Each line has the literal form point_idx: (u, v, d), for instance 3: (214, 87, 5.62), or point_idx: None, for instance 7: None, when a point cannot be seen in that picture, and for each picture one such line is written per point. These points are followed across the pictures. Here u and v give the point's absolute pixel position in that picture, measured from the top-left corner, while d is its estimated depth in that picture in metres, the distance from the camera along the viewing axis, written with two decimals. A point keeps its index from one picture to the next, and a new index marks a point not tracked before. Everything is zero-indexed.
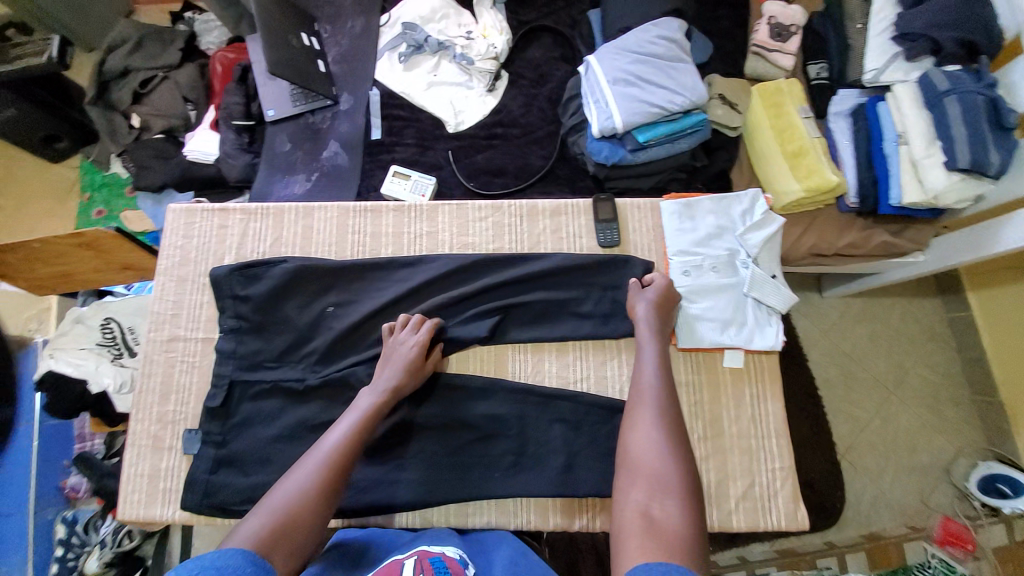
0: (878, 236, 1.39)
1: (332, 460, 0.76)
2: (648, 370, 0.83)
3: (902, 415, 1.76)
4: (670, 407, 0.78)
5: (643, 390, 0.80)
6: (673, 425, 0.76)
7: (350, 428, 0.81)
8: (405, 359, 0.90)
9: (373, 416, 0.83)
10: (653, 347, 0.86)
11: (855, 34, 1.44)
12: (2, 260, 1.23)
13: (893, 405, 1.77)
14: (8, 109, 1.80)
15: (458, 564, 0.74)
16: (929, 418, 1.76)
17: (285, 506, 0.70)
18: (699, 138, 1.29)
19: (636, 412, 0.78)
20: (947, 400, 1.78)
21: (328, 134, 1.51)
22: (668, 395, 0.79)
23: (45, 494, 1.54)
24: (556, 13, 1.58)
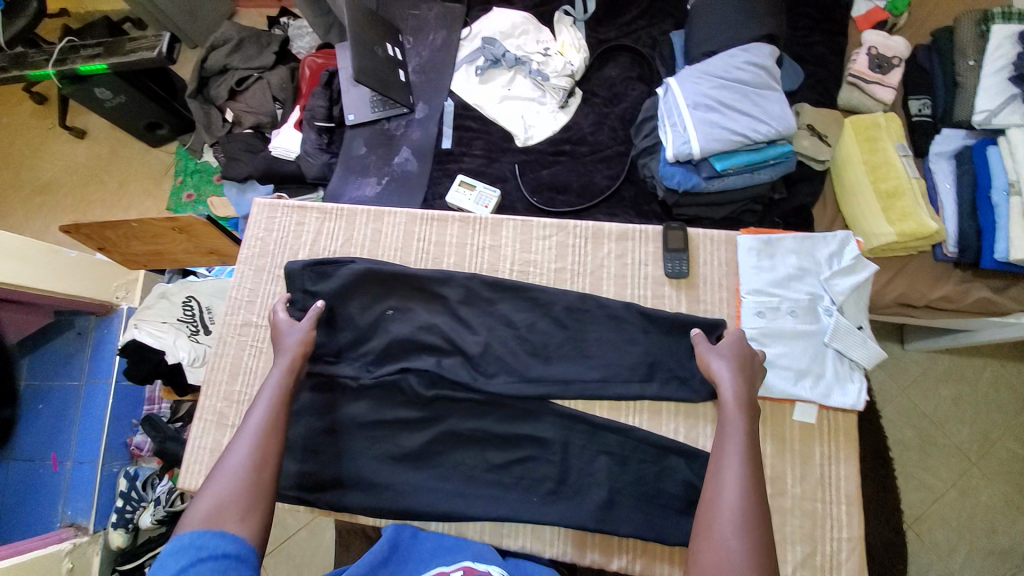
0: (977, 292, 1.24)
1: (261, 440, 0.83)
2: (733, 454, 0.73)
3: (983, 490, 1.56)
4: (758, 506, 0.69)
5: (722, 481, 0.71)
6: (753, 506, 0.68)
7: (265, 408, 0.87)
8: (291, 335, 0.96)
9: (284, 392, 0.89)
10: (739, 426, 0.76)
11: (967, 72, 1.30)
12: (104, 236, 1.33)
13: (975, 479, 1.57)
14: (120, 96, 2.00)
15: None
16: (1014, 498, 1.55)
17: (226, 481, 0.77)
18: (782, 170, 1.22)
19: (710, 501, 0.70)
20: None
21: (401, 140, 1.56)
22: (753, 488, 0.70)
23: (114, 448, 1.68)
24: (636, 33, 1.56)
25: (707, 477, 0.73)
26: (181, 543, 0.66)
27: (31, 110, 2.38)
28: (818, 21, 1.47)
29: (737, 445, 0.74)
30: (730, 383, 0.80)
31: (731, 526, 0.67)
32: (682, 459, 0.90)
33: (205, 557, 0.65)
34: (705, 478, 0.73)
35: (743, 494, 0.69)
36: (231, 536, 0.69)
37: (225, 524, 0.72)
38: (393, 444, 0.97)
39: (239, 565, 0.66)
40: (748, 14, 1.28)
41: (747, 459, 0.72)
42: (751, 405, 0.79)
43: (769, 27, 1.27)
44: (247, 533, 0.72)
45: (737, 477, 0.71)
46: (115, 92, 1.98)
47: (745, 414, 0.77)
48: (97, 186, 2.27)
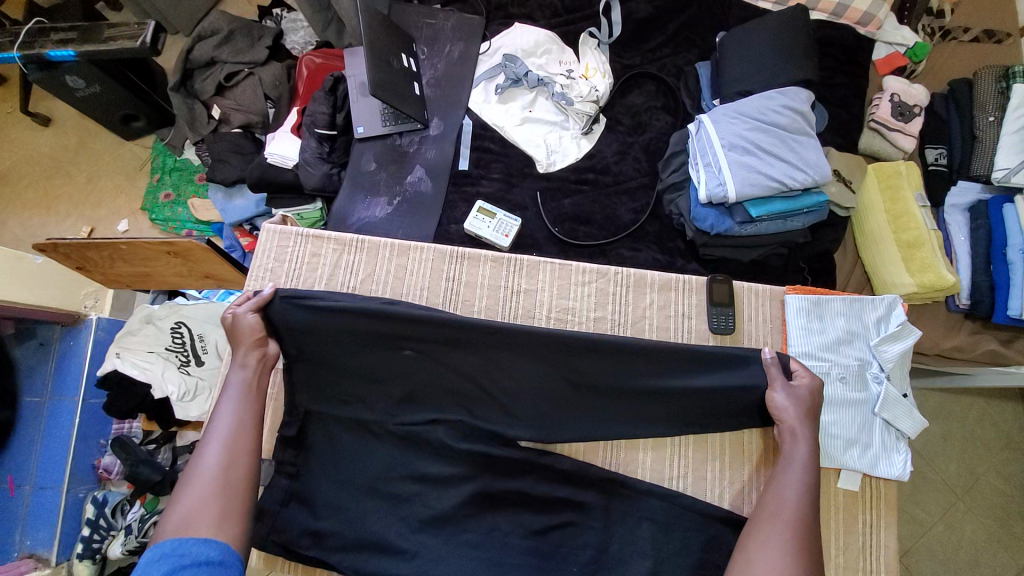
0: (986, 343, 1.27)
1: (230, 445, 0.79)
2: (792, 486, 0.79)
3: (968, 524, 1.60)
4: (809, 538, 0.75)
5: (780, 510, 0.77)
6: (808, 550, 0.73)
7: (231, 410, 0.83)
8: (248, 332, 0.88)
9: (250, 389, 0.85)
10: (802, 462, 0.81)
11: (986, 126, 1.33)
12: (85, 256, 1.21)
13: (959, 512, 1.61)
14: (94, 85, 1.80)
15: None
16: (994, 530, 1.60)
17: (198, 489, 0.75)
18: (814, 218, 1.21)
19: (765, 526, 0.77)
20: (1018, 516, 1.61)
21: (414, 158, 1.47)
22: (808, 521, 0.76)
23: (80, 472, 1.52)
24: (660, 61, 1.51)
25: (764, 503, 0.80)
26: (161, 552, 0.68)
27: None
28: (841, 62, 1.45)
29: (797, 479, 0.79)
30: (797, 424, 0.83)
31: (781, 552, 0.73)
32: (728, 527, 0.87)
33: (187, 565, 0.68)
34: (761, 503, 0.80)
35: (793, 524, 0.76)
36: (211, 543, 0.71)
37: (201, 528, 0.73)
38: (421, 505, 0.89)
39: (222, 571, 0.70)
40: (783, 55, 1.27)
41: (804, 489, 0.79)
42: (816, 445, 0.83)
43: (806, 71, 1.25)
44: (227, 530, 0.74)
45: (792, 508, 0.77)
46: (89, 81, 1.79)
47: (812, 453, 0.82)
48: (62, 180, 2.06)
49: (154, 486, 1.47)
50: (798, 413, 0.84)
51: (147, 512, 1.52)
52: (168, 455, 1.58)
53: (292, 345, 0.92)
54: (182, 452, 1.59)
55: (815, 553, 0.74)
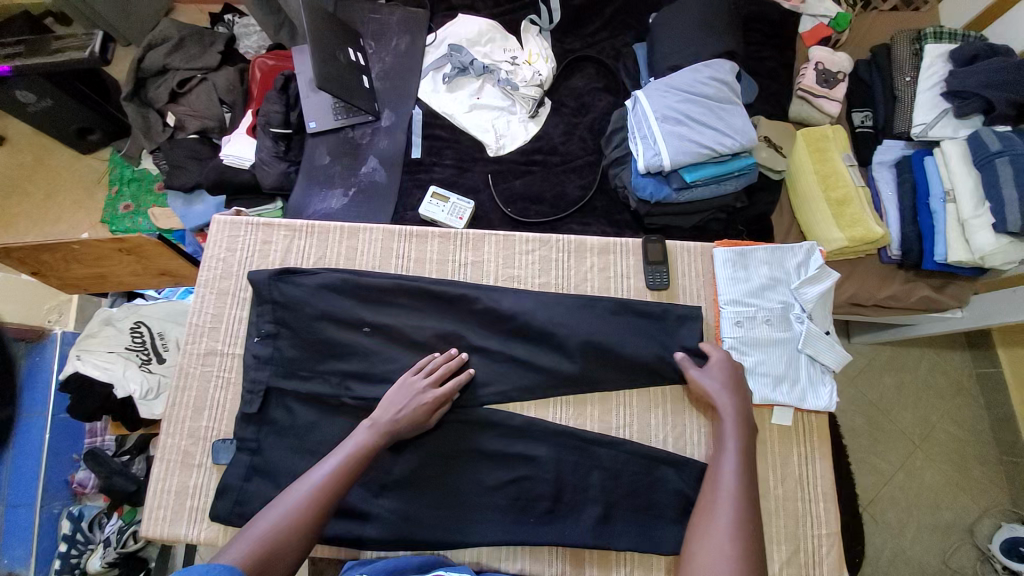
0: (917, 290, 1.34)
1: (319, 495, 0.77)
2: (727, 469, 0.81)
3: (926, 471, 1.60)
4: (749, 513, 0.77)
5: (720, 491, 0.79)
6: (749, 517, 0.76)
7: (336, 465, 0.80)
8: (413, 404, 0.88)
9: (365, 454, 0.83)
10: (732, 434, 0.85)
11: (904, 86, 1.40)
12: (40, 260, 1.22)
13: (917, 460, 1.61)
14: (45, 99, 1.79)
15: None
16: (953, 476, 1.60)
17: (279, 526, 0.73)
18: (746, 180, 1.29)
19: (707, 510, 0.78)
20: (971, 458, 1.61)
21: (368, 149, 1.51)
22: (745, 498, 0.78)
23: (53, 488, 1.50)
24: (600, 44, 1.58)
25: (704, 488, 0.82)
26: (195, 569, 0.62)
27: None
28: (768, 36, 1.54)
29: (731, 455, 0.82)
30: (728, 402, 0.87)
31: (724, 525, 0.75)
32: (672, 468, 0.93)
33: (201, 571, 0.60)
34: (703, 487, 0.82)
35: (734, 495, 0.78)
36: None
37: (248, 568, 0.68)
38: (379, 472, 0.92)
39: None
40: (708, 30, 1.34)
41: (739, 461, 0.82)
42: (745, 417, 0.87)
43: (729, 44, 1.33)
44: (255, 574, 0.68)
45: (732, 489, 0.79)
46: (41, 95, 1.78)
47: (740, 430, 0.85)
48: (16, 197, 2.03)
49: (130, 496, 1.47)
50: (726, 395, 0.88)
51: (125, 524, 1.50)
52: (143, 465, 1.56)
53: (278, 319, 0.99)
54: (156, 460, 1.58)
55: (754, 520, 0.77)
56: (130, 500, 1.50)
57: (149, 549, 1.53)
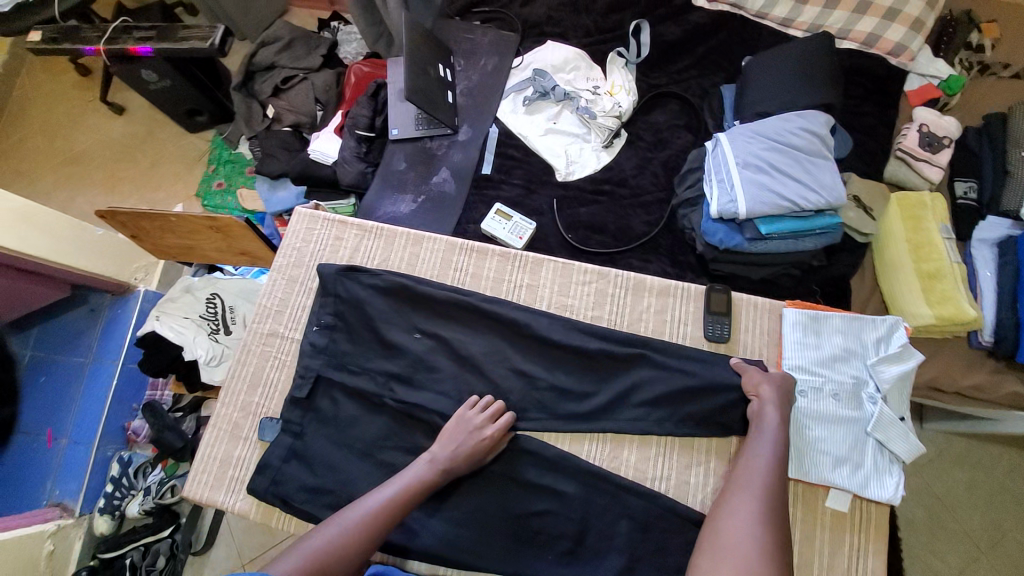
0: (1011, 385, 1.20)
1: (374, 522, 0.79)
2: (761, 459, 0.80)
3: None
4: (777, 505, 0.76)
5: (750, 480, 0.78)
6: (776, 515, 0.75)
7: (394, 494, 0.83)
8: (470, 443, 0.88)
9: (421, 488, 0.85)
10: (771, 433, 0.83)
11: (1019, 160, 1.27)
12: (141, 226, 1.35)
13: (984, 569, 1.42)
14: (165, 81, 2.02)
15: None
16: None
17: (336, 542, 0.76)
18: (827, 240, 1.21)
19: (735, 496, 0.78)
20: None
21: (442, 160, 1.56)
22: (775, 489, 0.77)
23: (110, 431, 1.64)
24: (686, 82, 1.55)
25: (735, 475, 0.81)
26: None
27: (75, 83, 2.41)
28: (870, 91, 1.45)
29: (766, 450, 0.81)
30: (772, 399, 0.85)
31: (752, 519, 0.74)
32: None
33: None
34: (732, 476, 0.81)
35: (764, 493, 0.77)
36: None
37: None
38: None
39: None
40: (805, 80, 1.28)
41: (775, 461, 0.80)
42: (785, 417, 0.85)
43: (827, 96, 1.27)
44: None
45: (763, 480, 0.78)
46: (161, 76, 2.00)
47: (780, 424, 0.83)
48: (128, 163, 2.28)
49: (177, 451, 1.59)
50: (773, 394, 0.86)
51: (166, 476, 1.62)
52: (192, 424, 1.70)
53: (339, 315, 1.04)
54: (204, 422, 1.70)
55: (783, 520, 0.75)
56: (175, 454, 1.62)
57: (182, 505, 1.65)
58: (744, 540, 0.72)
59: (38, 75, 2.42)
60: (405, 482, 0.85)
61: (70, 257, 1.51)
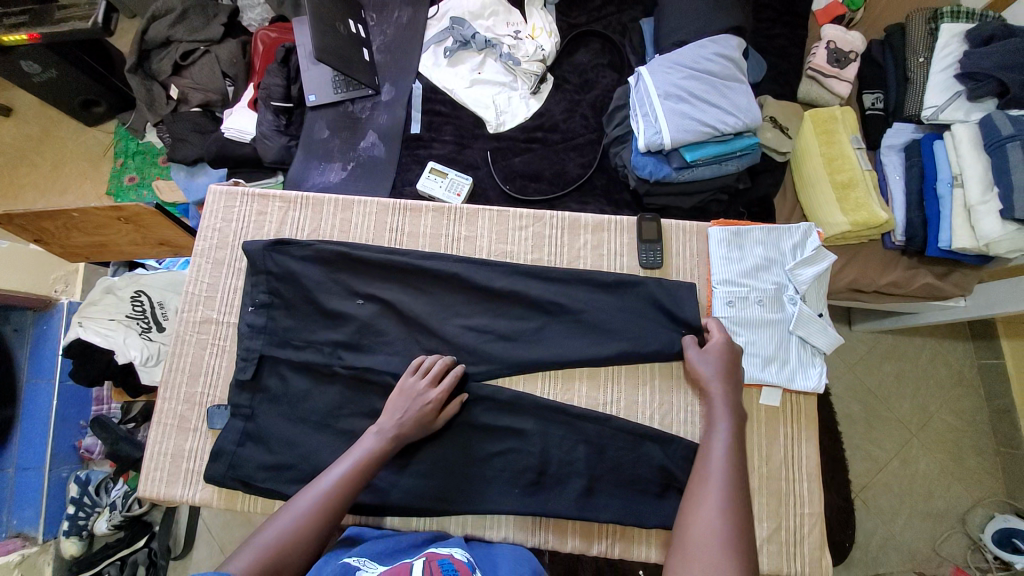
0: (922, 277, 1.30)
1: (327, 502, 0.79)
2: (720, 448, 0.82)
3: (922, 460, 1.60)
4: (737, 489, 0.77)
5: (710, 469, 0.80)
6: (740, 504, 0.76)
7: (345, 472, 0.82)
8: (417, 410, 0.88)
9: (372, 461, 0.84)
10: (726, 423, 0.85)
11: (917, 68, 1.34)
12: (42, 227, 1.21)
13: (914, 448, 1.60)
14: (50, 70, 1.81)
15: (466, 566, 0.75)
16: (948, 464, 1.59)
17: (287, 532, 0.75)
18: (747, 161, 1.26)
19: (700, 488, 0.78)
20: (967, 448, 1.60)
21: (367, 124, 1.50)
22: (735, 474, 0.79)
23: (61, 452, 1.56)
24: (606, 18, 1.54)
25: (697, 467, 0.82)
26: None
27: None
28: (780, 13, 1.49)
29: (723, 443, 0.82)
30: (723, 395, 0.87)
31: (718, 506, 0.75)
32: (657, 445, 0.93)
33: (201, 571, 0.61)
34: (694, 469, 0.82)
35: (726, 476, 0.78)
36: None
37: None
38: None
39: None
40: (716, 4, 1.30)
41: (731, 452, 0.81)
42: (735, 405, 0.87)
43: (737, 19, 1.29)
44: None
45: (722, 465, 0.80)
46: (45, 66, 1.79)
47: (733, 413, 0.86)
48: (27, 167, 2.06)
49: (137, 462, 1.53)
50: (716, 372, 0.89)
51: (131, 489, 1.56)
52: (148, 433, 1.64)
53: (275, 292, 1.00)
54: None
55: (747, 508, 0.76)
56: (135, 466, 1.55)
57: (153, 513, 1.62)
58: (712, 528, 0.72)
59: None
60: (354, 460, 0.84)
61: None
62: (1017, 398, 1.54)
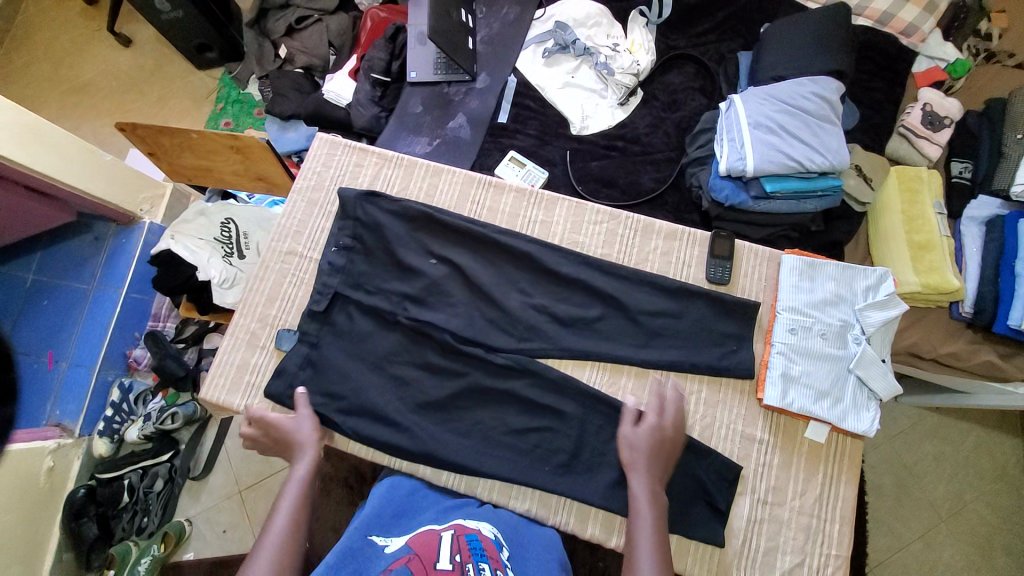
0: (985, 354, 1.24)
1: (288, 537, 0.84)
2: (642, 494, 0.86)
3: (947, 547, 1.52)
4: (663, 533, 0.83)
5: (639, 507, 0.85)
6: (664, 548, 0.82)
7: (290, 511, 0.87)
8: (310, 438, 0.95)
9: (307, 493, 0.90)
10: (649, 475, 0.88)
11: (1014, 142, 1.32)
12: (156, 139, 1.29)
13: (940, 534, 1.52)
14: (178, 11, 1.97)
15: (494, 547, 0.77)
16: (976, 558, 1.51)
17: None
18: (828, 203, 1.27)
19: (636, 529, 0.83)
20: (999, 548, 1.51)
21: (458, 106, 1.57)
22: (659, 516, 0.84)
23: (112, 357, 1.67)
24: (704, 46, 1.57)
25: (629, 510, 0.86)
26: None
27: (79, 11, 2.34)
28: (880, 68, 1.46)
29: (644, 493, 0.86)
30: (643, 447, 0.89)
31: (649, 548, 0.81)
32: (693, 455, 0.94)
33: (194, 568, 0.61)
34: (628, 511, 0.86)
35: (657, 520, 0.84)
36: None
37: None
38: (419, 390, 1.00)
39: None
40: (822, 46, 1.32)
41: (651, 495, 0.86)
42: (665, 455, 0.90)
43: (841, 62, 1.30)
44: None
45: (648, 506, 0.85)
46: (174, 6, 1.96)
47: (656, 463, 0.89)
48: (136, 97, 2.24)
49: (178, 380, 1.65)
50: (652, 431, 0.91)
51: (166, 405, 1.67)
52: (194, 355, 1.75)
53: (360, 238, 1.07)
54: (207, 354, 1.75)
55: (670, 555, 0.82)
56: (175, 382, 1.68)
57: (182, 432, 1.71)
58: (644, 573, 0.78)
59: (44, 0, 2.35)
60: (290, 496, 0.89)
61: (71, 177, 1.47)
62: None
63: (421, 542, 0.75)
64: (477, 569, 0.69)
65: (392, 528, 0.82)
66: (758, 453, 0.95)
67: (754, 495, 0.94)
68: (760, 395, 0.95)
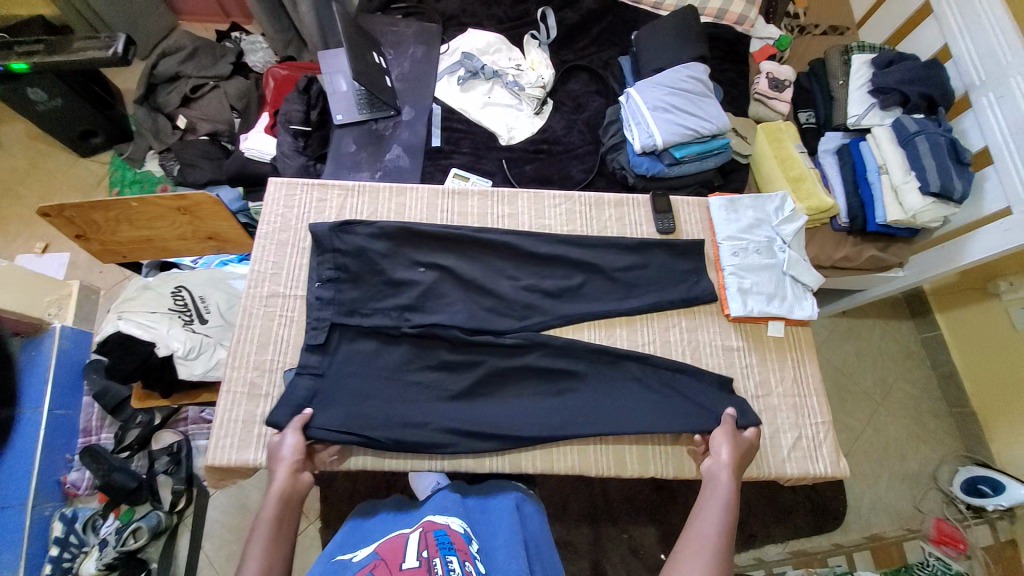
0: (867, 251, 1.56)
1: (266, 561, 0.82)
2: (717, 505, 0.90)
3: (892, 424, 1.80)
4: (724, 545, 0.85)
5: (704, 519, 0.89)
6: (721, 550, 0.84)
7: (267, 533, 0.85)
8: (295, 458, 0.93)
9: (286, 513, 0.88)
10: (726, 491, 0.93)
11: (838, 88, 1.70)
12: (91, 218, 1.27)
13: (882, 415, 1.81)
14: (55, 99, 1.82)
15: (462, 539, 0.81)
16: (914, 427, 1.80)
17: None
18: (723, 158, 1.54)
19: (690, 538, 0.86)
20: (927, 413, 1.82)
21: (391, 139, 1.66)
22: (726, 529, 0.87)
23: (44, 488, 1.43)
24: (590, 56, 1.84)
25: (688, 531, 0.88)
26: None
27: None
28: (726, 52, 1.83)
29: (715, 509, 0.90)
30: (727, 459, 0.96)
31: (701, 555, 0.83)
32: (692, 377, 1.08)
33: None
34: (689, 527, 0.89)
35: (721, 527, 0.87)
36: None
37: None
38: (441, 390, 1.04)
39: None
40: (684, 40, 1.63)
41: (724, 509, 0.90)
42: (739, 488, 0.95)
43: (700, 49, 1.63)
44: None
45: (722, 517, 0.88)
46: (52, 94, 1.81)
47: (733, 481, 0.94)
48: (11, 201, 2.00)
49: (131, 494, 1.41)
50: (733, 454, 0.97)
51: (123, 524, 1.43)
52: (145, 463, 1.51)
53: (344, 266, 1.10)
54: (160, 455, 1.51)
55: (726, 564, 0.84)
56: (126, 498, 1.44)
57: (148, 551, 1.45)
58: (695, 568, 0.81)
59: None
60: (267, 517, 0.86)
61: None
62: (958, 365, 1.79)
63: (389, 546, 0.80)
64: (445, 561, 0.74)
65: (358, 547, 0.87)
66: (739, 360, 1.12)
67: (748, 394, 1.10)
68: (727, 310, 1.14)
